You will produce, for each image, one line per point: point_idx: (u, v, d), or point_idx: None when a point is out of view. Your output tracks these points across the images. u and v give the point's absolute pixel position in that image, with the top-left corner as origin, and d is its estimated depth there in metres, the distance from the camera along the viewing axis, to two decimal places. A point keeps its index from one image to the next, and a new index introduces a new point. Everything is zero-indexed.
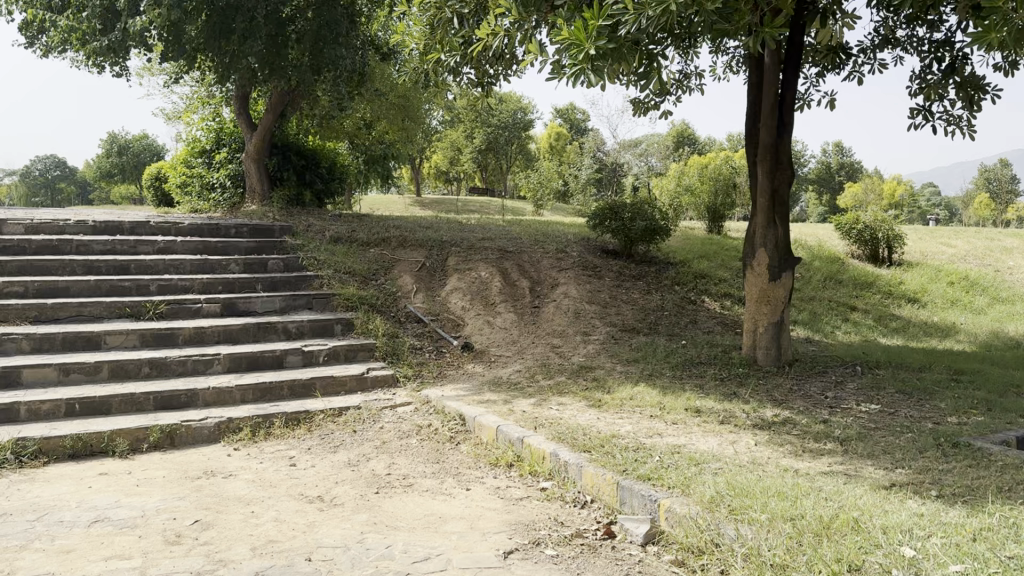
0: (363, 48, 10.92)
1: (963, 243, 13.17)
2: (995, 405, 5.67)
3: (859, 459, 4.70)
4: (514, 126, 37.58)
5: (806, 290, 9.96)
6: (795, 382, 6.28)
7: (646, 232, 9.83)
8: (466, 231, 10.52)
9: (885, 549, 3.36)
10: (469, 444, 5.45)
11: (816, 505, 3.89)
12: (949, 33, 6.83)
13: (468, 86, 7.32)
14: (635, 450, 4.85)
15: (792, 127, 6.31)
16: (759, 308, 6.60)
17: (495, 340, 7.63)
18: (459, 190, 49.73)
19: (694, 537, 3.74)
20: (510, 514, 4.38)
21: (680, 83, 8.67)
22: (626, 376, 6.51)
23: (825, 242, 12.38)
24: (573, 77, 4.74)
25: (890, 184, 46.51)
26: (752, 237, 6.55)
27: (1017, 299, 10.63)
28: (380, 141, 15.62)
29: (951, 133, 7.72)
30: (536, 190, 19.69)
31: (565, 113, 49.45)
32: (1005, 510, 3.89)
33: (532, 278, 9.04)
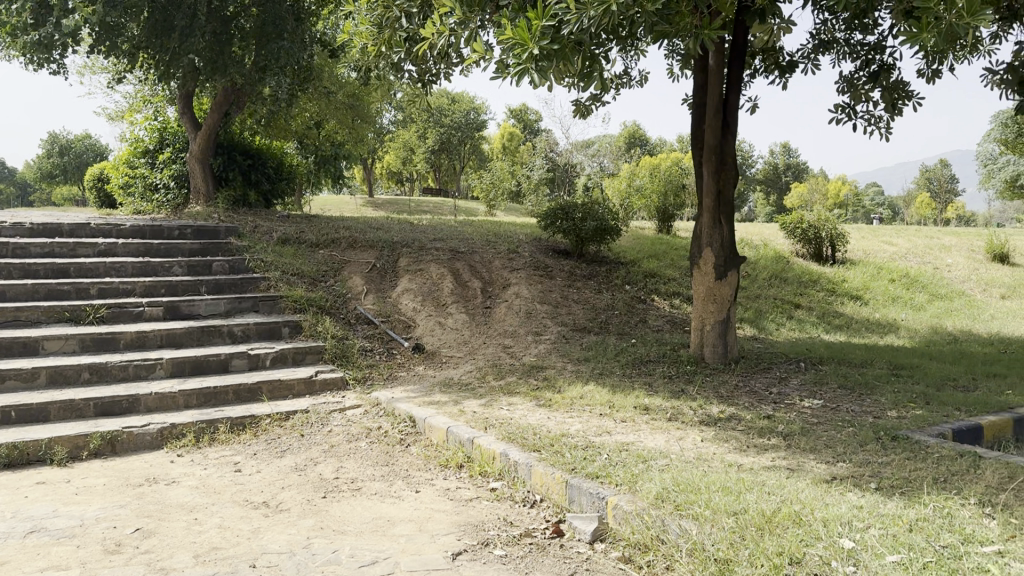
0: (310, 45, 10.82)
1: (903, 241, 13.54)
2: (931, 398, 5.83)
3: (802, 453, 4.79)
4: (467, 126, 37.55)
5: (753, 287, 10.13)
6: (742, 379, 6.38)
7: (597, 231, 9.90)
8: (417, 232, 10.46)
9: (825, 542, 3.43)
10: (419, 446, 5.41)
11: (758, 500, 3.95)
12: (880, 37, 7.01)
13: (412, 83, 7.29)
14: (584, 448, 4.87)
15: (736, 130, 6.41)
16: (706, 307, 6.69)
17: (446, 341, 7.61)
18: (412, 191, 49.58)
19: (640, 533, 3.77)
20: (459, 515, 4.36)
21: (624, 82, 8.74)
22: (576, 375, 6.53)
23: (772, 241, 12.61)
24: (517, 77, 4.74)
25: (835, 184, 47.75)
26: (699, 237, 6.63)
27: (954, 295, 10.97)
28: (330, 141, 15.51)
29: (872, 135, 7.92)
30: (488, 190, 19.71)
31: (518, 115, 49.60)
32: (941, 500, 3.99)
33: (484, 278, 9.04)
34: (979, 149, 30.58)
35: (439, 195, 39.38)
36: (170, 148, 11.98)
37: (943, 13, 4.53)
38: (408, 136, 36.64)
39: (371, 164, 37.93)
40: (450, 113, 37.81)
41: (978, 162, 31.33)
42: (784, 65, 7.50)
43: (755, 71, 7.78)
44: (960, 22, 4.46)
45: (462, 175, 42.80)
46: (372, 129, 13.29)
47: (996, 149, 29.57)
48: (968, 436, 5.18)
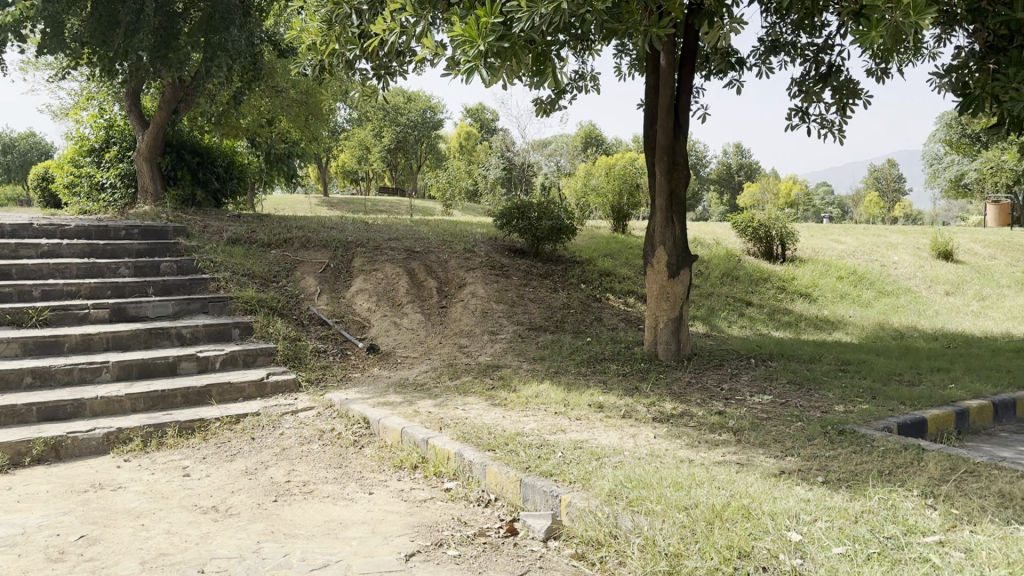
0: (259, 42, 10.67)
1: (852, 239, 13.85)
2: (877, 393, 5.96)
3: (751, 448, 4.86)
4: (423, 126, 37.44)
5: (706, 285, 10.27)
6: (694, 376, 6.46)
7: (552, 230, 9.94)
8: (372, 232, 10.39)
9: (773, 535, 3.48)
10: (374, 447, 5.36)
11: (709, 494, 4.00)
12: (828, 38, 7.15)
13: (367, 81, 7.22)
14: (539, 447, 4.88)
15: (687, 129, 6.48)
16: (659, 305, 6.75)
17: (401, 341, 7.56)
18: (369, 190, 49.36)
19: (593, 530, 3.78)
20: (412, 517, 4.33)
21: (580, 84, 8.78)
22: (532, 374, 6.54)
23: (724, 239, 12.80)
24: (467, 74, 4.73)
25: (787, 184, 48.71)
26: (652, 236, 6.69)
27: (900, 292, 11.26)
28: (283, 138, 15.32)
29: (824, 136, 8.06)
30: (444, 189, 19.67)
31: (475, 114, 49.65)
32: (885, 493, 4.09)
33: (440, 278, 9.00)
34: (924, 149, 31.45)
35: (396, 194, 39.24)
36: (116, 147, 11.72)
37: (888, 12, 4.64)
38: (364, 135, 36.44)
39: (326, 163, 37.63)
40: (406, 112, 37.69)
41: (924, 161, 32.23)
42: (736, 67, 7.62)
43: (707, 73, 7.88)
44: (906, 20, 4.56)
45: (419, 174, 42.70)
46: (327, 129, 13.15)
47: (941, 149, 30.43)
48: (913, 429, 5.31)
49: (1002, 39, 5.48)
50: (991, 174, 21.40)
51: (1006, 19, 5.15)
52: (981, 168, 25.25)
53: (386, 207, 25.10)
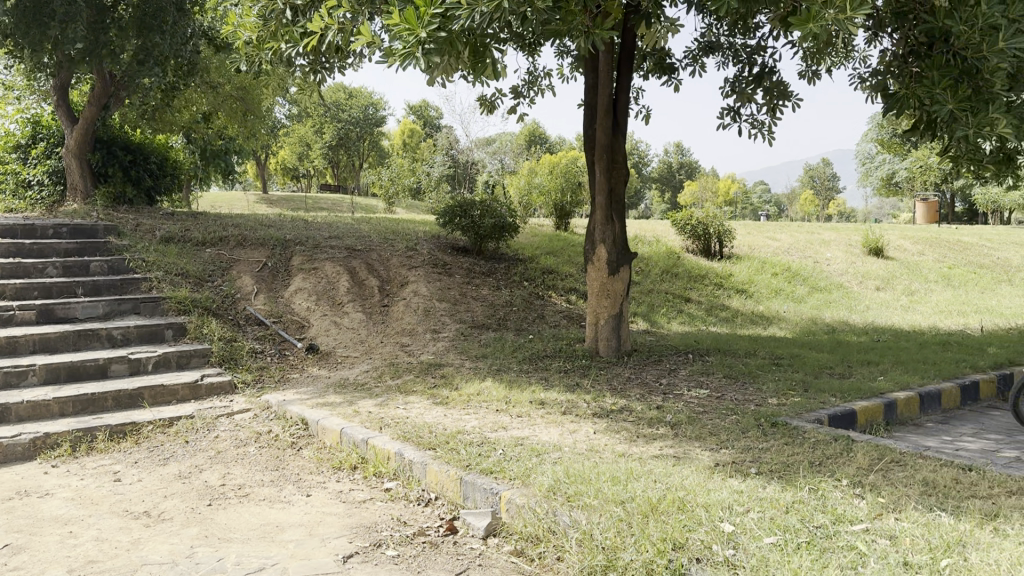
0: (193, 37, 10.45)
1: (786, 236, 14.19)
2: (809, 385, 6.13)
3: (687, 441, 4.95)
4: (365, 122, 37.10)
5: (646, 281, 10.41)
6: (634, 371, 6.54)
7: (495, 228, 9.96)
8: (312, 229, 10.26)
9: (706, 527, 3.55)
10: (312, 448, 5.29)
11: (645, 488, 4.05)
12: (761, 40, 7.31)
13: (306, 77, 7.13)
14: (480, 444, 4.87)
15: (626, 128, 6.57)
16: (600, 302, 6.81)
17: (342, 340, 7.48)
18: (310, 187, 48.83)
19: (532, 526, 3.80)
20: (350, 518, 4.28)
21: (522, 83, 8.80)
22: (474, 372, 6.55)
23: (664, 237, 12.98)
24: (403, 62, 4.69)
25: (726, 184, 49.72)
26: (592, 233, 6.73)
27: (833, 288, 11.59)
28: (219, 134, 15.02)
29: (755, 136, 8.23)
30: (384, 186, 19.55)
31: (418, 111, 49.47)
32: (815, 483, 4.21)
33: (381, 276, 8.92)
34: (856, 148, 32.46)
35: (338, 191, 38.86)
36: (44, 142, 11.33)
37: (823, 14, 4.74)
38: (305, 131, 36.01)
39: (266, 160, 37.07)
40: (348, 108, 37.32)
41: (856, 160, 33.25)
42: (672, 66, 7.72)
43: (644, 71, 7.97)
44: (839, 20, 4.66)
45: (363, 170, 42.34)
46: (265, 127, 12.94)
47: (872, 149, 31.38)
48: (843, 420, 5.46)
49: (923, 45, 5.68)
50: (916, 174, 22.18)
51: (929, 26, 5.33)
52: (907, 167, 26.17)
53: (326, 206, 24.86)
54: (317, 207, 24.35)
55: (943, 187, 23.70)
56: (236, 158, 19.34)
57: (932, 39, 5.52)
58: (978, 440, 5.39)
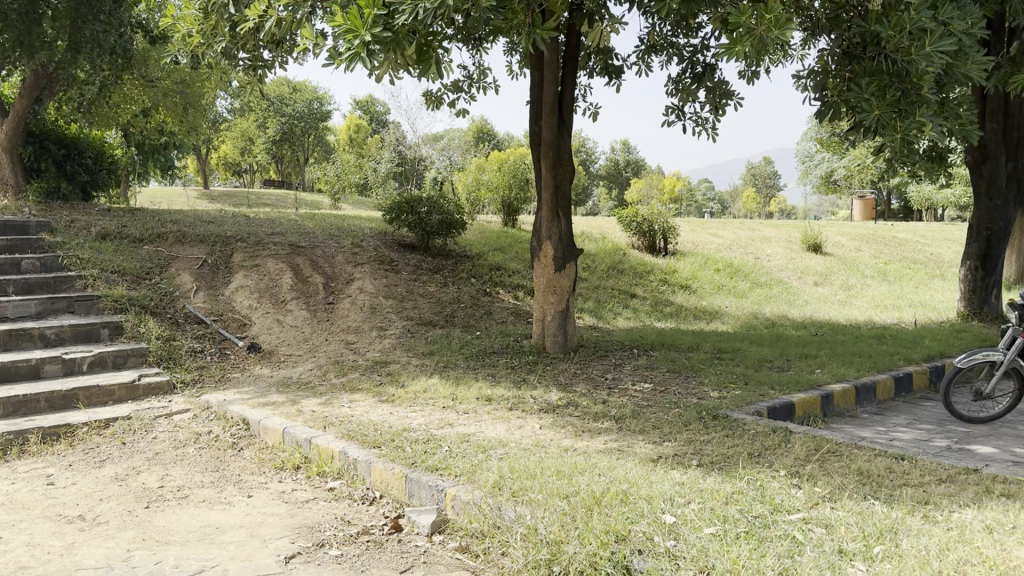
0: (129, 27, 10.20)
1: (728, 233, 14.46)
2: (750, 378, 6.26)
3: (631, 435, 5.02)
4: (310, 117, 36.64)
5: (593, 278, 10.50)
6: (580, 367, 6.59)
7: (442, 225, 9.92)
8: (253, 226, 10.08)
9: (648, 518, 3.60)
10: (254, 449, 5.20)
11: (590, 482, 4.08)
12: (703, 40, 7.42)
13: (249, 71, 7.00)
14: (425, 442, 4.84)
15: (570, 126, 6.61)
16: (546, 298, 6.84)
17: (284, 339, 7.37)
18: (254, 182, 48.06)
19: (477, 522, 3.80)
20: (293, 518, 4.22)
21: (469, 79, 8.78)
22: (420, 369, 6.52)
23: (609, 233, 13.09)
24: (348, 62, 4.63)
25: (671, 181, 50.45)
26: (538, 230, 6.75)
27: (773, 283, 11.86)
28: (158, 129, 14.65)
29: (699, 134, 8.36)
30: (329, 182, 19.34)
31: (363, 106, 49.05)
32: (754, 473, 4.30)
33: (326, 273, 8.82)
34: (796, 146, 33.26)
35: (283, 187, 38.31)
36: None
37: (751, 23, 4.84)
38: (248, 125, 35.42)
39: (208, 155, 36.29)
40: (292, 103, 36.75)
41: (796, 158, 34.06)
42: (617, 65, 7.79)
43: (589, 70, 8.03)
44: (769, 32, 4.78)
45: (308, 165, 41.81)
46: (205, 121, 12.66)
47: (812, 147, 32.17)
48: (782, 412, 5.59)
49: (855, 47, 5.82)
50: (851, 171, 22.83)
51: (860, 31, 5.48)
52: (843, 164, 26.92)
53: (269, 201, 24.51)
54: (260, 203, 23.98)
55: (878, 184, 24.45)
56: (175, 152, 18.89)
57: (864, 42, 5.66)
58: (911, 430, 5.57)
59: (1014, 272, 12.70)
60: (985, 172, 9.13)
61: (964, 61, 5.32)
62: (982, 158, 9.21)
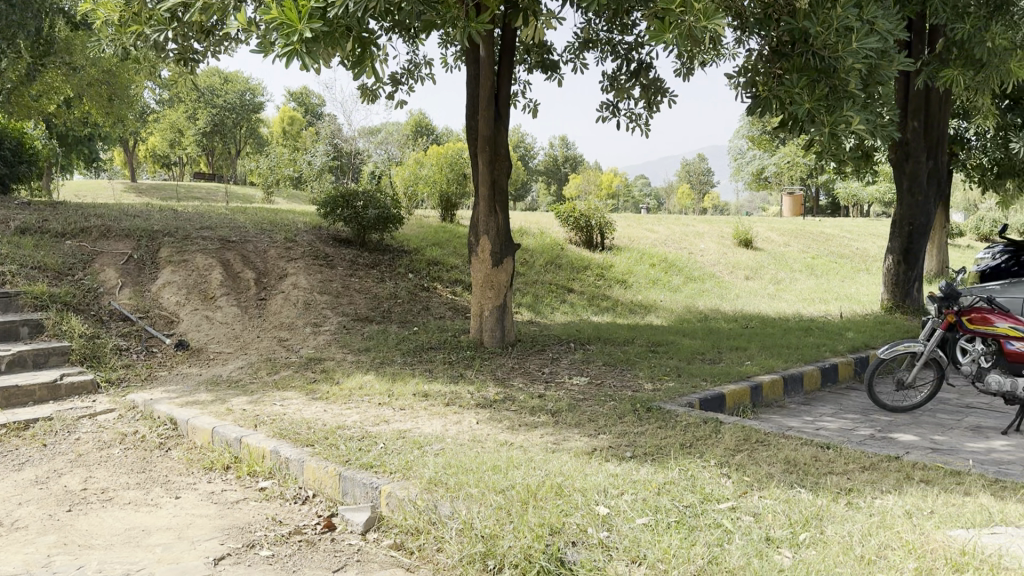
0: (49, 12, 9.81)
1: (663, 228, 14.70)
2: (682, 371, 6.37)
3: (567, 428, 5.07)
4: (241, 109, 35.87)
5: (530, 273, 10.54)
6: (517, 361, 6.61)
7: (378, 220, 9.83)
8: (182, 220, 9.81)
9: (583, 510, 3.63)
10: (182, 449, 5.07)
11: (526, 475, 4.10)
12: (638, 37, 7.51)
13: (177, 61, 6.78)
14: (360, 439, 4.79)
15: (507, 120, 6.60)
16: (484, 293, 6.83)
17: (214, 336, 7.20)
18: (183, 175, 46.82)
19: (412, 519, 3.78)
20: (222, 519, 4.13)
21: (406, 71, 8.69)
22: (355, 366, 6.45)
23: (547, 227, 13.16)
24: (284, 58, 4.48)
25: (609, 178, 50.98)
26: (475, 225, 6.73)
27: (706, 277, 12.11)
28: (81, 120, 14.13)
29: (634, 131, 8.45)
30: (261, 175, 18.97)
31: (296, 97, 48.23)
32: (686, 464, 4.38)
33: (258, 268, 8.64)
34: (729, 144, 34.01)
35: (214, 180, 37.43)
36: None
37: (683, 18, 4.91)
38: (176, 117, 34.51)
39: (134, 146, 35.14)
40: (223, 94, 35.87)
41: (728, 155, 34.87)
42: (552, 60, 7.83)
43: (525, 66, 8.06)
44: (698, 25, 4.85)
45: (241, 157, 40.94)
46: (133, 111, 12.27)
47: (744, 145, 32.94)
48: (713, 403, 5.72)
49: (783, 45, 5.94)
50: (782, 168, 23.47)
51: (790, 28, 5.60)
52: (771, 161, 27.68)
53: (200, 194, 23.93)
54: (189, 196, 23.40)
55: (805, 181, 25.23)
56: (99, 143, 18.25)
57: (793, 40, 5.78)
58: (836, 419, 5.75)
59: (933, 266, 13.24)
60: (907, 169, 9.45)
61: (888, 61, 5.50)
62: (904, 155, 9.53)
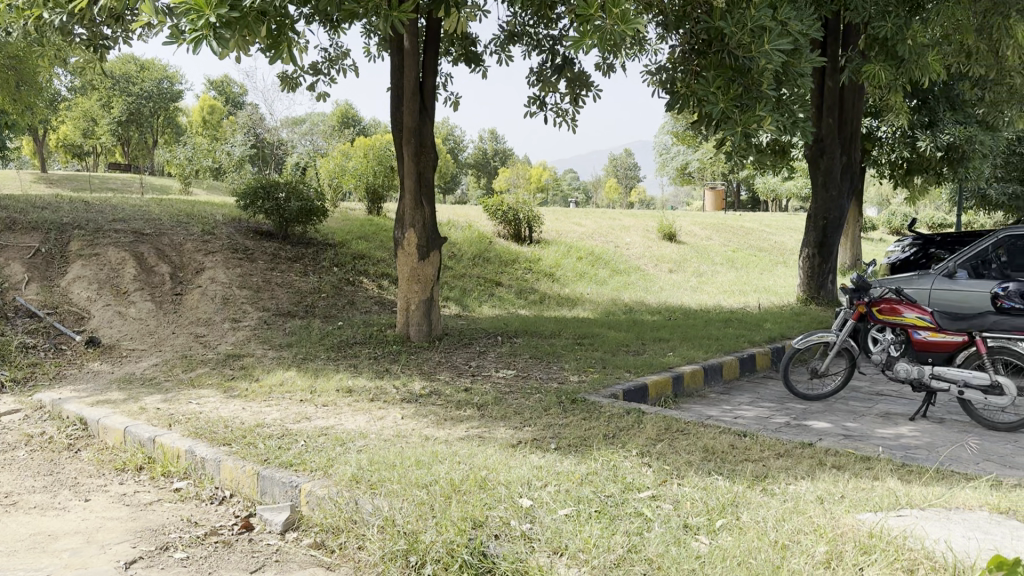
0: None
1: (590, 222, 14.87)
2: (607, 363, 6.46)
3: (492, 421, 5.08)
4: (158, 97, 34.77)
5: (459, 266, 10.51)
6: (444, 355, 6.59)
7: (301, 212, 9.66)
8: (93, 212, 9.45)
9: (505, 503, 3.65)
10: (92, 450, 4.88)
11: (449, 470, 4.09)
12: (562, 31, 7.56)
13: (85, 47, 6.53)
14: (280, 437, 4.69)
15: (432, 113, 6.57)
16: (410, 288, 6.78)
17: (127, 333, 6.96)
18: (97, 166, 45.18)
19: (332, 517, 3.73)
20: (135, 521, 3.99)
21: (329, 61, 8.55)
22: (276, 362, 6.32)
23: (475, 221, 13.13)
24: (194, 44, 4.36)
25: (538, 172, 51.27)
26: (401, 218, 6.67)
27: (631, 270, 12.30)
28: None
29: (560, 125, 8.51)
30: (178, 166, 18.42)
31: (218, 86, 46.99)
32: (608, 454, 4.44)
33: (174, 262, 8.39)
34: (655, 139, 34.67)
35: (130, 171, 36.17)
36: None
37: (602, 20, 4.96)
38: (89, 105, 33.31)
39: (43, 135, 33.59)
40: (139, 82, 34.60)
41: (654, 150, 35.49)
42: (477, 54, 7.83)
43: (451, 58, 8.03)
44: (616, 27, 4.91)
45: (159, 146, 39.68)
46: (41, 99, 11.79)
47: (668, 140, 33.59)
48: (636, 394, 5.82)
49: (700, 43, 6.05)
50: (703, 164, 24.01)
51: (707, 27, 5.73)
52: (693, 156, 28.35)
53: (113, 186, 23.10)
54: (101, 186, 22.60)
55: (725, 178, 25.94)
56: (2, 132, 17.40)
57: (709, 38, 5.90)
58: (754, 408, 5.92)
59: (849, 258, 13.75)
60: (822, 165, 9.77)
61: (800, 61, 5.67)
62: (819, 151, 9.84)
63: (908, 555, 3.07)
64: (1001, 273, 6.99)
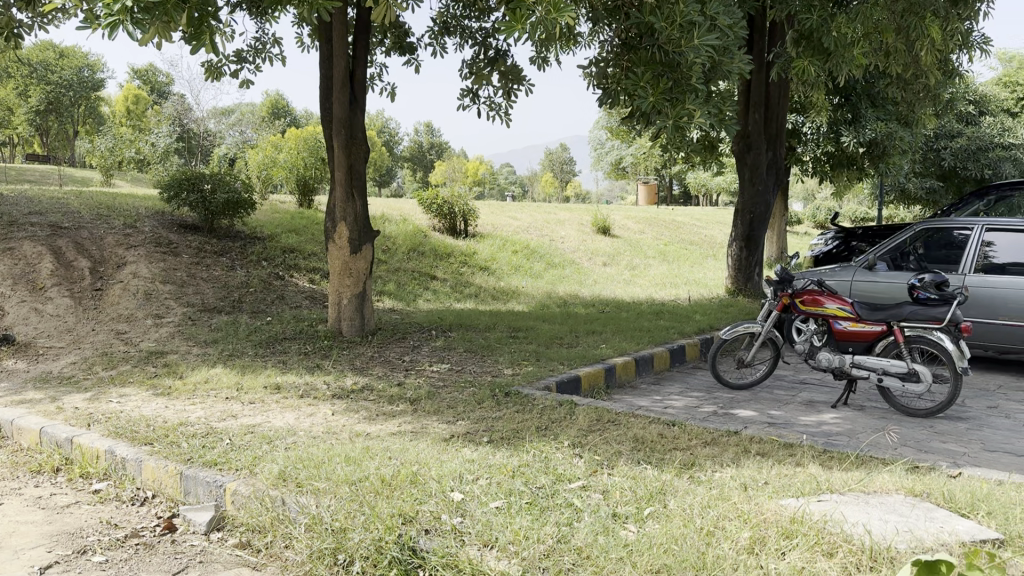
0: None
1: (525, 215, 14.92)
2: (540, 355, 6.49)
3: (425, 416, 5.06)
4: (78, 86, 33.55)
5: (393, 260, 10.43)
6: (377, 350, 6.54)
7: (228, 204, 9.43)
8: (6, 205, 9.11)
9: (436, 498, 3.64)
10: (5, 452, 4.69)
11: (379, 466, 4.06)
12: (495, 23, 7.56)
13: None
14: (205, 435, 4.58)
15: (362, 103, 6.50)
16: (342, 281, 6.70)
17: (44, 330, 6.74)
18: (15, 157, 43.32)
19: (258, 516, 3.67)
20: (51, 525, 3.85)
21: (255, 50, 8.37)
22: (202, 359, 6.17)
23: (409, 214, 13.05)
24: (109, 28, 4.23)
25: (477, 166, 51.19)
26: (332, 210, 6.58)
27: (566, 263, 12.40)
28: None
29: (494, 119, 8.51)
30: (99, 157, 17.82)
31: (143, 75, 45.52)
32: (539, 446, 4.47)
33: (95, 257, 8.11)
34: (591, 134, 35.02)
35: (49, 162, 34.75)
36: None
37: (534, 10, 4.98)
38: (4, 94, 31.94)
39: None
40: (58, 70, 33.25)
41: (589, 145, 35.79)
42: (410, 44, 7.77)
43: (383, 49, 7.99)
44: (548, 17, 4.93)
45: (80, 137, 38.23)
46: None
47: (603, 135, 33.94)
48: (568, 386, 5.87)
49: (630, 38, 6.13)
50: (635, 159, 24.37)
51: (637, 22, 5.77)
52: (625, 150, 28.65)
53: (28, 177, 22.19)
54: (17, 178, 21.71)
55: (656, 172, 26.36)
56: None
57: (639, 33, 5.97)
58: (683, 398, 6.03)
59: (775, 251, 14.15)
60: (749, 160, 10.02)
61: (728, 58, 5.78)
62: (746, 147, 10.06)
63: (828, 538, 3.18)
64: (918, 265, 7.29)
